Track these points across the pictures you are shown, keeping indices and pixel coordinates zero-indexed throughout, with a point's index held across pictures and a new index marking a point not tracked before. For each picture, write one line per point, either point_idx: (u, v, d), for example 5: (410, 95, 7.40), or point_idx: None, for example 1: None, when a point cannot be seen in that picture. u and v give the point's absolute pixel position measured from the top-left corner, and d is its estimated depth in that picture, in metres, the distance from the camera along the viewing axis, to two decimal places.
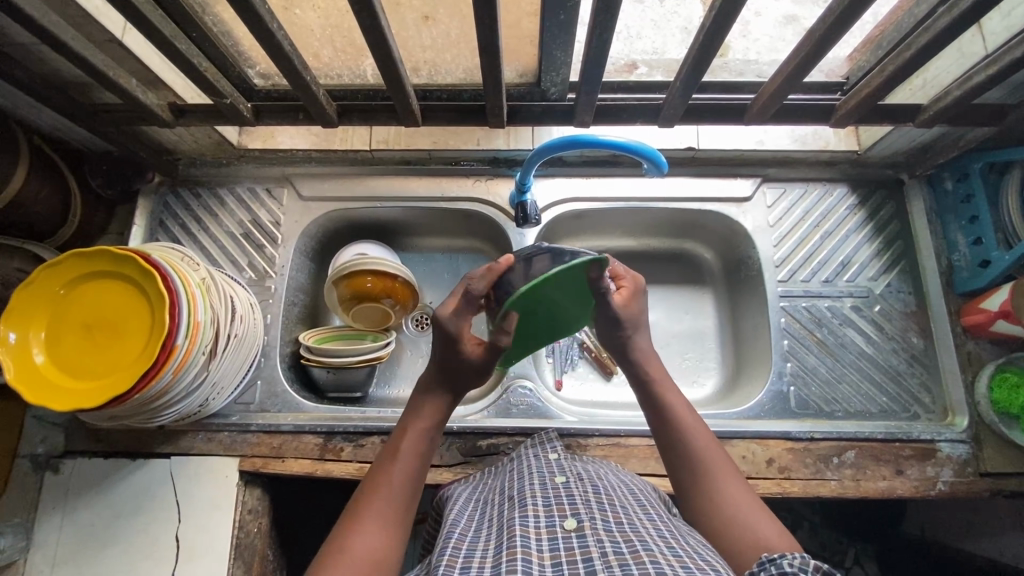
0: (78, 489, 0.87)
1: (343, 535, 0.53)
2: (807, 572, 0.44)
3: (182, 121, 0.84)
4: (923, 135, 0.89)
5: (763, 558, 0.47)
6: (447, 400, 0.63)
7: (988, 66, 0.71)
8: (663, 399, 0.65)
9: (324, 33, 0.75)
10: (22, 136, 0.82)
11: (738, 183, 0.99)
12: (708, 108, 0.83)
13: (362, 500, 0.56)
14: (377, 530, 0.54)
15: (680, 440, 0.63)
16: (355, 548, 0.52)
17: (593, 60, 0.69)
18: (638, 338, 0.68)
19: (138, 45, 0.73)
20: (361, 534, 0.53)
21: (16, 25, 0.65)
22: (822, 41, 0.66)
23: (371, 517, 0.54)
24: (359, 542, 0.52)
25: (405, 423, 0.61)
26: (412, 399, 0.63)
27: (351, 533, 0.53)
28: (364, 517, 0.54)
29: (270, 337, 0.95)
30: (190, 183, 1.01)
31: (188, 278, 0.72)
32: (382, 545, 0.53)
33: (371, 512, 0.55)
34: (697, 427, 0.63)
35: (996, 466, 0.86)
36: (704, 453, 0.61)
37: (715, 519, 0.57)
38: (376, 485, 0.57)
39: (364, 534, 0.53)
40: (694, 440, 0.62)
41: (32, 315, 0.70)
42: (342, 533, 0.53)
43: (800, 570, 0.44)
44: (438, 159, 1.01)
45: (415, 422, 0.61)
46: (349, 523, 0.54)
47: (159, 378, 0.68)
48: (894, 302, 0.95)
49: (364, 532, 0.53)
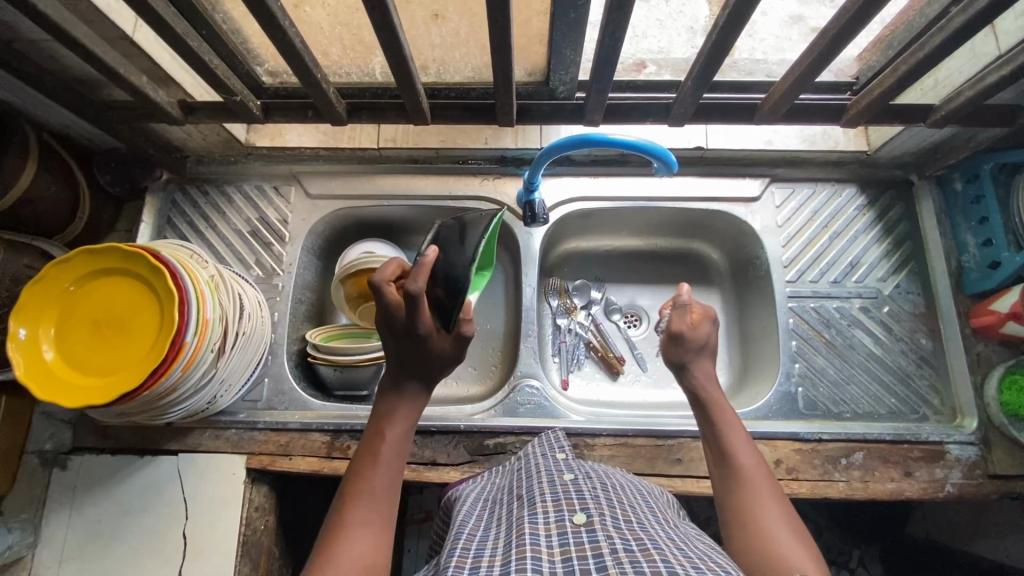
0: (85, 485, 0.87)
1: (329, 546, 0.52)
2: None
3: (192, 119, 0.83)
4: (933, 135, 0.89)
5: None
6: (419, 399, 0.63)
7: (1001, 67, 0.70)
8: (720, 416, 0.66)
9: (334, 31, 0.75)
10: (32, 132, 0.82)
11: (746, 182, 0.99)
12: (718, 108, 0.83)
13: (344, 508, 0.55)
14: (364, 537, 0.52)
15: (726, 454, 0.63)
16: (344, 558, 0.50)
17: (605, 59, 0.69)
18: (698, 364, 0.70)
19: (148, 42, 0.73)
20: (349, 543, 0.52)
21: (28, 22, 0.65)
22: (834, 41, 0.65)
23: (357, 524, 0.53)
24: (347, 551, 0.51)
25: (381, 424, 0.61)
26: (386, 400, 0.62)
27: (337, 543, 0.52)
28: (349, 525, 0.53)
29: (277, 334, 0.95)
30: (198, 180, 1.02)
31: (197, 275, 0.72)
32: (371, 551, 0.52)
33: (356, 519, 0.54)
34: (745, 447, 0.63)
35: (1005, 469, 0.85)
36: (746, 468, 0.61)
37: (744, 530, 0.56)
38: (356, 491, 0.56)
39: (352, 542, 0.52)
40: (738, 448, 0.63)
41: (42, 311, 0.70)
42: (328, 544, 0.52)
43: None
44: (446, 158, 1.01)
45: (392, 423, 0.60)
46: (334, 534, 0.53)
47: (168, 375, 0.68)
48: (903, 303, 0.95)
49: (352, 541, 0.52)
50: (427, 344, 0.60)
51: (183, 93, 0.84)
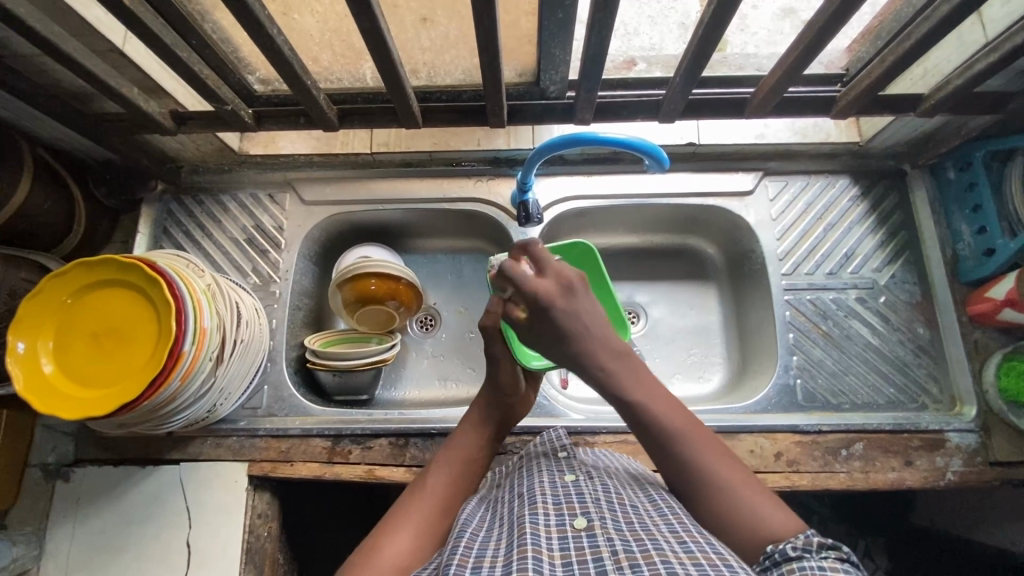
0: (88, 496, 0.88)
1: (381, 535, 0.57)
2: (809, 552, 0.48)
3: (184, 130, 0.84)
4: (924, 124, 0.89)
5: (768, 549, 0.50)
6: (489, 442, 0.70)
7: (989, 54, 0.71)
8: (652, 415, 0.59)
9: (323, 37, 0.75)
10: (26, 146, 0.83)
11: (738, 177, 1.00)
12: (709, 103, 0.83)
13: (405, 507, 0.61)
14: (411, 534, 0.57)
15: (676, 446, 0.58)
16: (387, 549, 0.55)
17: (593, 58, 0.70)
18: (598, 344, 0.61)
19: (139, 54, 0.74)
20: (396, 536, 0.56)
21: (18, 37, 0.66)
22: (821, 33, 0.66)
23: (409, 522, 0.58)
24: (395, 542, 0.56)
25: (450, 449, 0.68)
26: (458, 431, 0.70)
27: (386, 535, 0.56)
28: (402, 521, 0.58)
29: (276, 341, 0.95)
30: (194, 190, 1.02)
31: (194, 285, 0.72)
32: (413, 551, 0.55)
33: (409, 518, 0.59)
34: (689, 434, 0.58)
35: (1005, 455, 0.86)
36: (681, 435, 0.58)
37: (714, 509, 0.55)
38: (415, 497, 0.62)
39: (398, 536, 0.56)
40: (688, 441, 0.58)
41: (41, 324, 0.71)
42: (380, 534, 0.57)
43: (801, 551, 0.48)
44: (439, 160, 1.02)
45: (461, 450, 0.67)
46: (387, 527, 0.58)
47: (167, 385, 0.68)
48: (899, 293, 0.95)
49: (402, 533, 0.57)
50: (497, 370, 0.72)
51: (175, 103, 0.84)
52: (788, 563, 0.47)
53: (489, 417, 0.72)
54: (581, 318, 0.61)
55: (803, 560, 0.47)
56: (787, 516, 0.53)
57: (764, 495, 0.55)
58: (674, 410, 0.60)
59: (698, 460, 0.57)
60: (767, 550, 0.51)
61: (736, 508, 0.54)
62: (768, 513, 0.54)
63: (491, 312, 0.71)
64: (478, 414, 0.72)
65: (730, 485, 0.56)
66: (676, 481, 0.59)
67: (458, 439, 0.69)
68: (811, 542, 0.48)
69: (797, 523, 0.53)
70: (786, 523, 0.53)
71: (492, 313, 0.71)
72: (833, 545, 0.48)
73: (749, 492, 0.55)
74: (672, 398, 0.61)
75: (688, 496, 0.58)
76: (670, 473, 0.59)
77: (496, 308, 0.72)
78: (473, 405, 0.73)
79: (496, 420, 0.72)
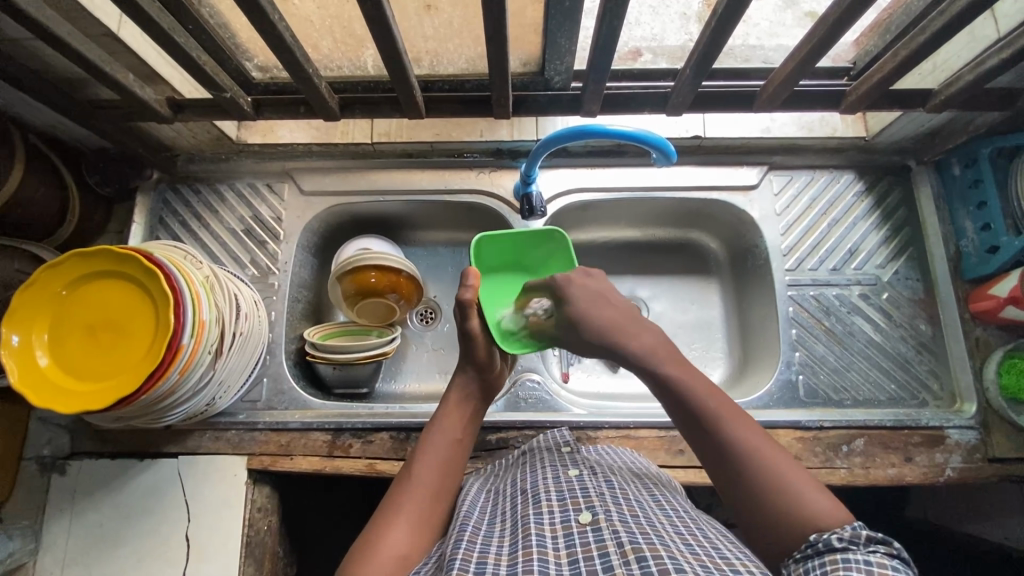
0: (85, 490, 0.87)
1: (373, 531, 0.56)
2: (857, 544, 0.47)
3: (181, 118, 0.82)
4: (930, 121, 0.89)
5: (813, 537, 0.49)
6: (473, 421, 0.69)
7: (1002, 50, 0.70)
8: (691, 392, 0.59)
9: (324, 23, 0.73)
10: (18, 134, 0.81)
11: (743, 171, 0.99)
12: (717, 96, 0.82)
13: (396, 498, 0.60)
14: (405, 528, 0.56)
15: (715, 426, 0.57)
16: (383, 545, 0.54)
17: (602, 49, 0.68)
18: (627, 325, 0.65)
19: (134, 38, 0.72)
20: (390, 531, 0.55)
21: (8, 20, 0.63)
22: (836, 26, 0.64)
23: (402, 514, 0.57)
24: (385, 537, 0.55)
25: (432, 431, 0.66)
26: (439, 408, 0.69)
27: (380, 532, 0.56)
28: (392, 514, 0.58)
29: (275, 334, 0.94)
30: (190, 179, 1.00)
31: (192, 277, 0.71)
32: (407, 546, 0.55)
33: (400, 511, 0.58)
34: (731, 417, 0.58)
35: (1003, 452, 0.86)
36: (720, 414, 0.58)
37: (759, 496, 0.54)
38: (405, 487, 0.61)
39: (393, 532, 0.55)
40: (726, 421, 0.57)
41: (35, 316, 0.69)
42: (374, 529, 0.56)
43: (848, 543, 0.47)
44: (440, 151, 1.00)
45: (447, 433, 0.66)
46: (380, 522, 0.57)
47: (165, 378, 0.67)
48: (902, 289, 0.95)
49: (392, 528, 0.56)
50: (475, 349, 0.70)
51: (172, 90, 0.82)
52: (831, 554, 0.47)
53: (470, 394, 0.70)
54: (606, 298, 0.68)
55: (848, 552, 0.46)
56: (833, 505, 0.52)
57: (808, 482, 0.54)
58: (710, 392, 0.60)
59: (737, 442, 0.56)
60: (813, 538, 0.49)
61: (782, 494, 0.53)
62: (814, 497, 0.52)
63: (469, 285, 0.69)
64: (457, 395, 0.70)
65: (772, 470, 0.54)
66: (716, 471, 0.57)
67: (441, 423, 0.67)
68: (858, 534, 0.47)
69: (843, 513, 0.52)
70: (834, 512, 0.51)
71: (469, 286, 0.70)
72: (882, 539, 0.47)
73: (790, 477, 0.54)
74: (708, 382, 0.61)
75: (727, 486, 0.56)
76: (709, 460, 0.57)
77: (474, 282, 0.70)
78: (451, 386, 0.71)
79: (477, 397, 0.71)
